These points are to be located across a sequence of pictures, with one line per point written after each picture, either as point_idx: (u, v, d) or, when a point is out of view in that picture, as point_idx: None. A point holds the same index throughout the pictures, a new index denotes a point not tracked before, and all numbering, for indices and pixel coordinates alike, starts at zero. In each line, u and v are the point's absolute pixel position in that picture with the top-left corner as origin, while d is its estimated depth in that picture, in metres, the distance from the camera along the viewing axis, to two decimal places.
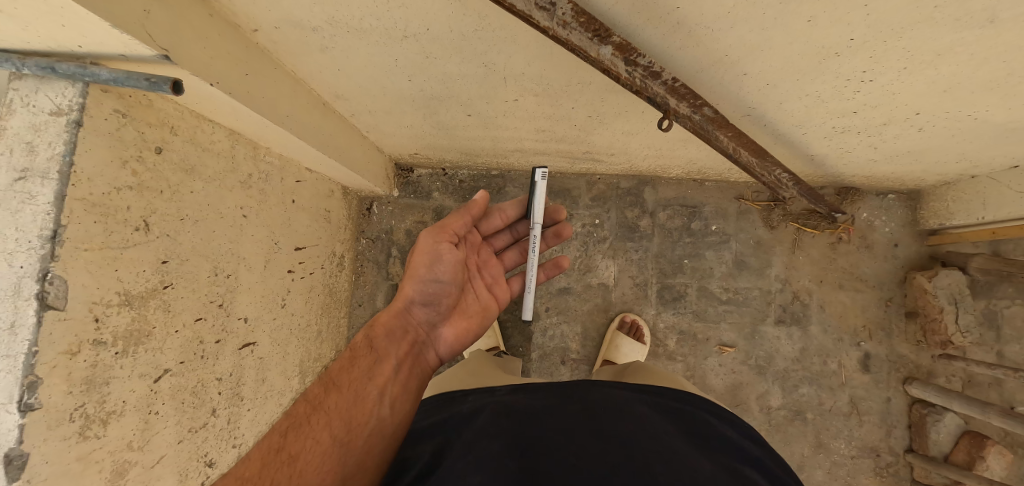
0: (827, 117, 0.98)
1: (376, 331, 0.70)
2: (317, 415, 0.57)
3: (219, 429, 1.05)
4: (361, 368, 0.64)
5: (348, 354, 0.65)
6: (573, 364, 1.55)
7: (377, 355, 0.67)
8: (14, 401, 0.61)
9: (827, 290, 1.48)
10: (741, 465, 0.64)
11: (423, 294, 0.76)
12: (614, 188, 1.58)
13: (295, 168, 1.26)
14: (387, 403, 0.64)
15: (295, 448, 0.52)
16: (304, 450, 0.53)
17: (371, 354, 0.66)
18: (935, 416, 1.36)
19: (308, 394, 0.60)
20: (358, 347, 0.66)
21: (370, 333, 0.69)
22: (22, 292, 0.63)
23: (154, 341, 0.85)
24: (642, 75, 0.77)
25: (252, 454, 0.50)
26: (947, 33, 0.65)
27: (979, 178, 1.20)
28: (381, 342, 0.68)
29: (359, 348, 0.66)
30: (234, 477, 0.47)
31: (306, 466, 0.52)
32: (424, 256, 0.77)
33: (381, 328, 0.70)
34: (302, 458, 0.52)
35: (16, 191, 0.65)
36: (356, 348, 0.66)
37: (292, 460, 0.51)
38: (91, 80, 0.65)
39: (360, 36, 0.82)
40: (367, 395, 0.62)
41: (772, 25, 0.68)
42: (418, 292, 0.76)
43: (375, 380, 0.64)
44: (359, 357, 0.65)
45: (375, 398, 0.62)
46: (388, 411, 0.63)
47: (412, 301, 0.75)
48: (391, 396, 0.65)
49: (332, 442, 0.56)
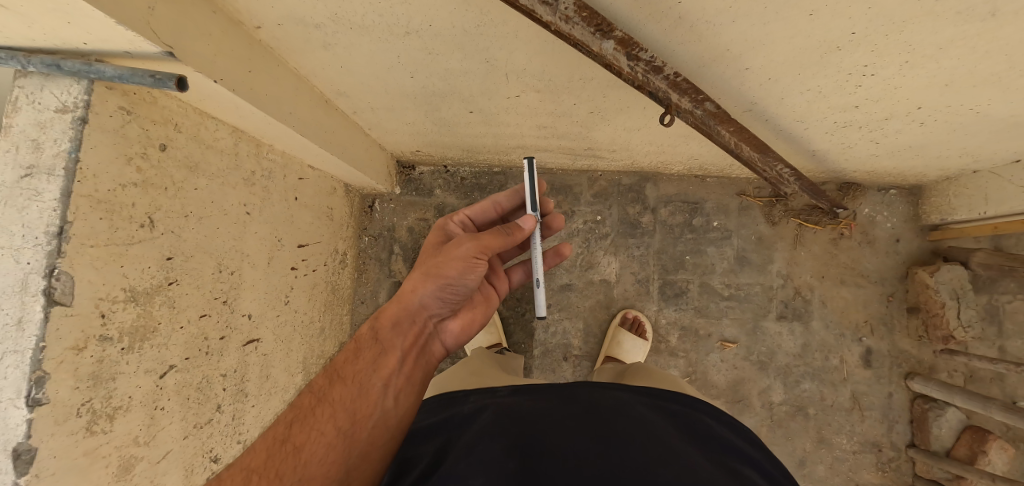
0: (828, 112, 0.98)
1: (383, 322, 0.68)
2: (321, 407, 0.58)
3: (224, 425, 1.06)
4: (366, 359, 0.63)
5: (352, 345, 0.65)
6: (575, 360, 1.55)
7: (383, 347, 0.66)
8: (22, 396, 0.62)
9: (829, 286, 1.48)
10: (740, 467, 0.64)
11: (443, 295, 0.72)
12: (615, 185, 1.58)
13: (297, 165, 1.27)
14: (391, 395, 0.63)
15: (300, 439, 0.55)
16: (308, 441, 0.55)
17: (377, 346, 0.65)
18: (938, 412, 1.36)
19: (313, 386, 0.62)
20: (364, 339, 0.66)
21: (376, 324, 0.68)
22: (29, 288, 0.64)
23: (159, 338, 0.85)
24: (643, 70, 0.75)
25: (258, 444, 0.54)
26: (949, 27, 0.65)
27: (981, 172, 1.20)
28: (388, 335, 0.67)
29: (364, 339, 0.66)
30: (240, 467, 0.51)
31: (310, 457, 0.54)
32: (457, 262, 0.70)
33: (388, 319, 0.68)
34: (306, 449, 0.54)
35: (23, 188, 0.66)
36: (361, 340, 0.66)
37: (297, 450, 0.53)
38: (96, 77, 0.65)
39: (362, 33, 0.82)
40: (371, 388, 0.62)
41: (774, 20, 0.68)
42: (438, 292, 0.71)
43: (379, 371, 0.63)
44: (364, 348, 0.65)
45: (379, 390, 0.62)
46: (392, 403, 0.63)
47: (428, 299, 0.71)
48: (395, 389, 0.64)
49: (336, 434, 0.57)
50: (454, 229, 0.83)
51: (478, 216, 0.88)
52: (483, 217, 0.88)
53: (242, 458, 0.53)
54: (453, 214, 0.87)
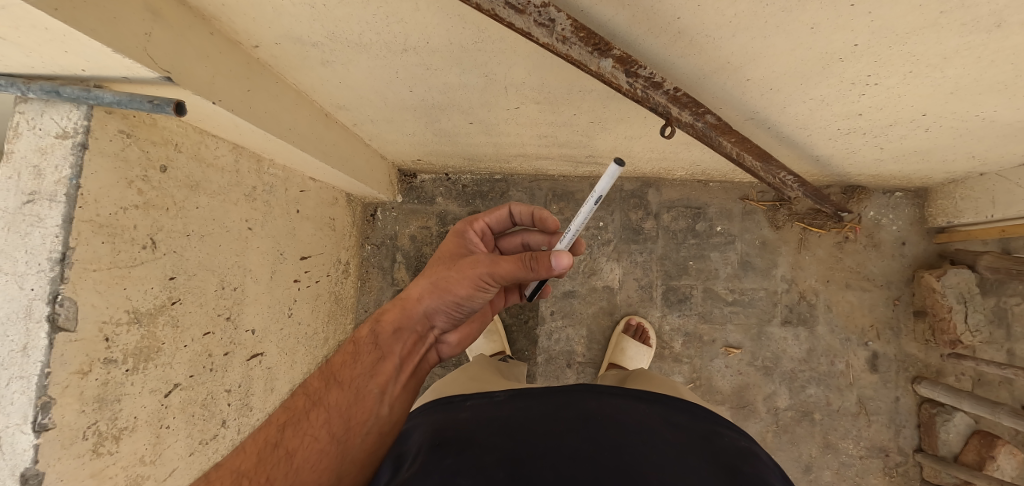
0: (833, 119, 0.97)
1: (384, 326, 0.67)
2: (316, 411, 0.57)
3: (229, 440, 1.06)
4: (364, 364, 0.62)
5: (351, 347, 0.65)
6: (579, 367, 1.55)
7: (382, 352, 0.65)
8: (29, 422, 0.62)
9: (834, 290, 1.47)
10: (739, 462, 0.63)
11: (448, 310, 0.71)
12: (617, 190, 1.57)
13: (298, 178, 1.27)
14: (386, 403, 0.63)
15: (293, 444, 0.53)
16: (301, 446, 0.54)
17: (376, 351, 0.64)
18: (945, 416, 1.35)
19: (308, 387, 0.61)
20: (363, 342, 0.65)
21: (378, 328, 0.67)
22: (33, 314, 0.64)
23: (163, 357, 0.86)
24: (642, 86, 0.76)
25: (248, 445, 0.53)
26: (954, 38, 0.64)
27: (987, 175, 1.19)
28: (388, 340, 0.66)
29: (364, 342, 0.65)
30: (229, 469, 0.50)
31: (302, 462, 0.53)
32: (471, 284, 0.69)
33: (390, 324, 0.68)
34: (299, 455, 0.53)
35: (25, 214, 0.66)
36: (361, 343, 0.65)
37: (289, 456, 0.52)
38: (94, 104, 0.66)
39: (360, 50, 0.82)
40: (368, 393, 0.61)
41: (774, 33, 0.67)
42: (445, 308, 0.71)
43: (376, 377, 0.62)
44: (363, 352, 0.64)
45: (376, 396, 0.61)
46: (387, 411, 0.63)
47: (432, 310, 0.71)
48: (391, 396, 0.64)
49: (330, 439, 0.56)
50: (473, 239, 0.83)
51: (497, 224, 0.86)
52: (502, 227, 0.87)
53: (231, 459, 0.51)
54: (472, 220, 0.85)
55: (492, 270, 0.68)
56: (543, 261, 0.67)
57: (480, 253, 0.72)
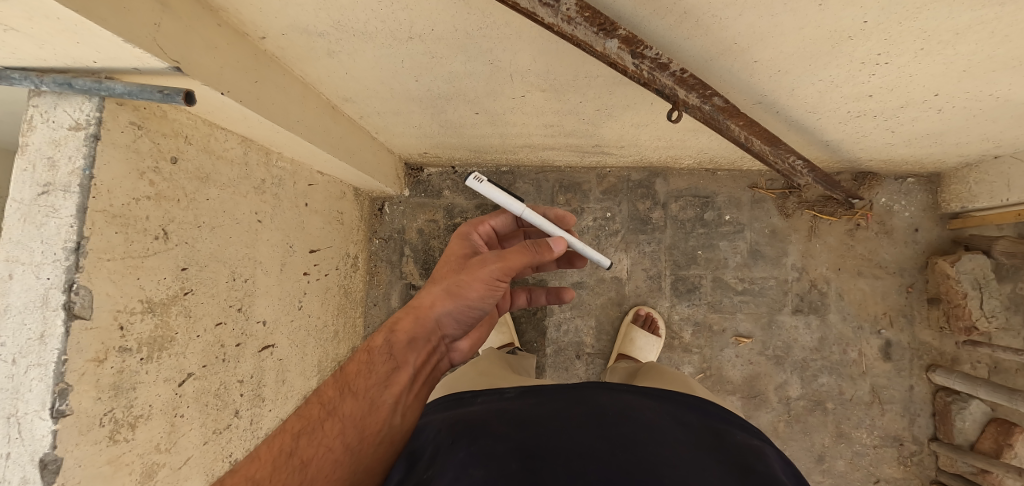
0: (843, 102, 0.95)
1: (399, 336, 0.65)
2: (330, 422, 0.56)
3: (243, 430, 1.08)
4: (378, 374, 0.61)
5: (365, 356, 0.63)
6: (589, 358, 1.55)
7: (397, 362, 0.63)
8: (47, 408, 0.64)
9: (846, 278, 1.46)
10: (752, 461, 0.61)
11: (461, 314, 0.70)
12: (625, 180, 1.56)
13: (307, 171, 1.27)
14: (399, 412, 0.62)
15: (307, 454, 0.52)
16: (316, 456, 0.53)
17: (391, 361, 0.62)
18: (960, 404, 1.33)
19: (322, 396, 0.59)
20: (378, 352, 0.63)
21: (392, 338, 0.65)
22: (50, 302, 0.65)
23: (177, 346, 0.87)
24: (648, 68, 0.75)
25: (262, 453, 0.52)
26: (966, 12, 0.63)
27: (1002, 158, 1.17)
28: (403, 349, 0.64)
29: (378, 352, 0.63)
30: (244, 477, 0.48)
31: (317, 472, 0.52)
32: (481, 284, 0.69)
33: (404, 334, 0.65)
34: (313, 465, 0.52)
35: (41, 205, 0.67)
36: (375, 353, 0.63)
37: (304, 465, 0.51)
38: (106, 95, 0.67)
39: (365, 39, 0.82)
40: (382, 404, 0.59)
41: (783, 11, 0.66)
42: (458, 312, 0.69)
43: (391, 388, 0.60)
44: (376, 362, 0.62)
45: (389, 407, 0.60)
46: (399, 420, 0.62)
47: (447, 317, 0.69)
48: (404, 406, 0.63)
49: (344, 450, 0.55)
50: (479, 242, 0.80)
51: (501, 227, 0.85)
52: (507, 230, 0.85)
53: (245, 466, 0.50)
54: (478, 223, 0.83)
55: (502, 267, 0.68)
56: (545, 246, 0.73)
57: (484, 253, 0.72)
